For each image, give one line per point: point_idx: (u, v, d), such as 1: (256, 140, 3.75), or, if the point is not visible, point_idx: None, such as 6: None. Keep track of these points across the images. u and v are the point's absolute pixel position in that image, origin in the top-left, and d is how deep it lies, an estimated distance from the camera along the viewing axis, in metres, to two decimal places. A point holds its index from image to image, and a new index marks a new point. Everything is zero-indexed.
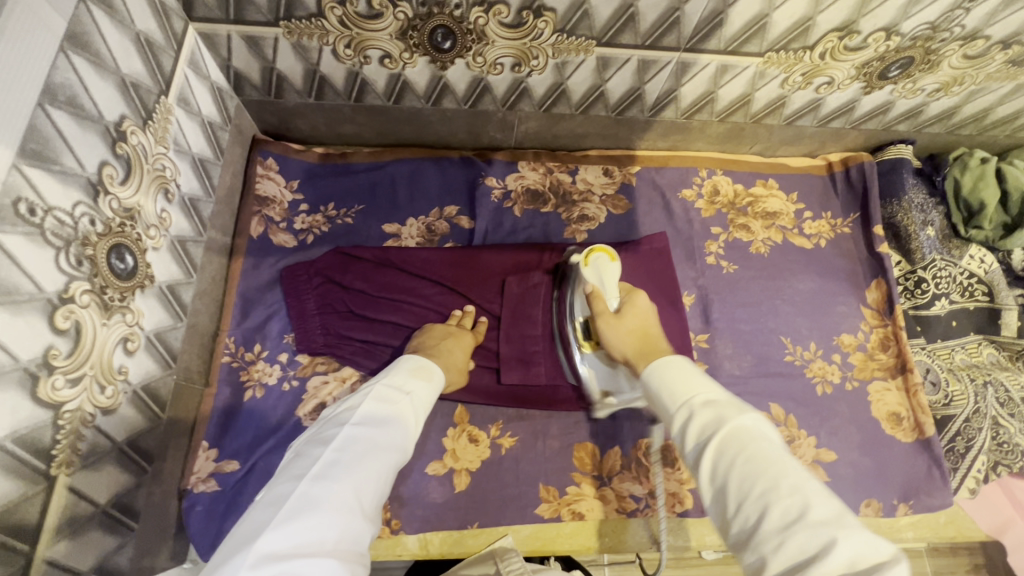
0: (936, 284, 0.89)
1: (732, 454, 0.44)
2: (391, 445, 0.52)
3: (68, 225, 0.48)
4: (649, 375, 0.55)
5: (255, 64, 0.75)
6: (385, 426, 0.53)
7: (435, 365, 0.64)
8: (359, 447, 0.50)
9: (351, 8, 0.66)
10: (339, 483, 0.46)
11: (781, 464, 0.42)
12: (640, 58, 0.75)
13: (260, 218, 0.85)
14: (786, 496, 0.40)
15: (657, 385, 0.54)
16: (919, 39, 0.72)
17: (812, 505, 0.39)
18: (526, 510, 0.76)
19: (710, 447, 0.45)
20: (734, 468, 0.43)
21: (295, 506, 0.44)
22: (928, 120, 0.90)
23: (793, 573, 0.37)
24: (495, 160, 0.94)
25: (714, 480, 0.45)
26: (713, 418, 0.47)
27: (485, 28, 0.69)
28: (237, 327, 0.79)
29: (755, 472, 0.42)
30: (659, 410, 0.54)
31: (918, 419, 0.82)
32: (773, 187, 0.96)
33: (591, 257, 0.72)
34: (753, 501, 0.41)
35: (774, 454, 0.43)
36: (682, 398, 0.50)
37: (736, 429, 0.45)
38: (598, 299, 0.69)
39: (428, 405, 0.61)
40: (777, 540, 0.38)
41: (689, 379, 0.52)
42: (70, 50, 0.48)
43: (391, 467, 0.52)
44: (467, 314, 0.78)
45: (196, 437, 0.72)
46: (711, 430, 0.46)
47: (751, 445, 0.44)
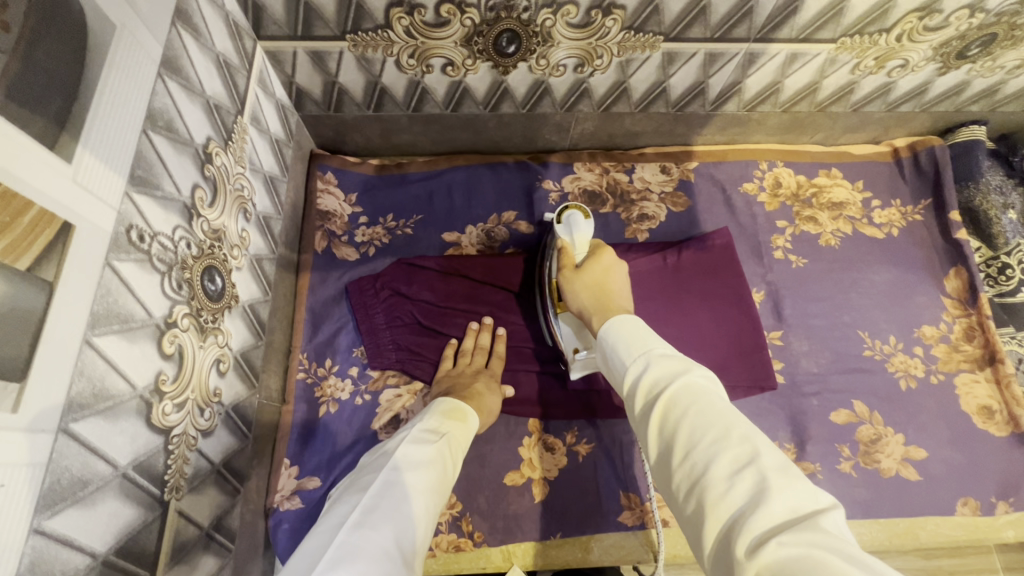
0: (1022, 270, 0.85)
1: (682, 406, 0.41)
2: (429, 490, 0.51)
3: (171, 250, 0.48)
4: (604, 337, 0.53)
5: (319, 79, 0.75)
6: (423, 468, 0.52)
7: (469, 408, 0.65)
8: (397, 492, 0.49)
9: (418, 18, 0.65)
10: (383, 527, 0.44)
11: (727, 416, 0.40)
12: (707, 52, 0.73)
13: (323, 232, 0.85)
14: (734, 444, 0.38)
15: (617, 340, 0.51)
16: (1004, 15, 0.69)
17: (760, 453, 0.37)
18: (609, 519, 0.74)
19: (658, 403, 0.43)
20: (682, 421, 0.41)
21: (336, 552, 0.42)
22: (1004, 99, 0.86)
23: (733, 523, 0.35)
24: (550, 163, 0.93)
25: (659, 435, 0.42)
26: (670, 372, 0.45)
27: (552, 29, 0.68)
28: (309, 342, 0.79)
29: (702, 423, 0.40)
30: (613, 368, 0.51)
31: (1012, 411, 0.79)
32: (838, 176, 0.93)
33: (563, 211, 0.70)
34: (699, 452, 0.39)
35: (721, 405, 0.41)
36: (638, 352, 0.48)
37: (688, 384, 0.43)
38: (564, 254, 0.68)
39: (464, 448, 0.60)
40: (722, 486, 0.36)
41: (646, 335, 0.50)
42: (167, 76, 0.48)
43: (432, 510, 0.50)
44: (483, 331, 0.77)
45: (277, 454, 0.72)
46: (662, 384, 0.44)
47: (702, 398, 0.41)
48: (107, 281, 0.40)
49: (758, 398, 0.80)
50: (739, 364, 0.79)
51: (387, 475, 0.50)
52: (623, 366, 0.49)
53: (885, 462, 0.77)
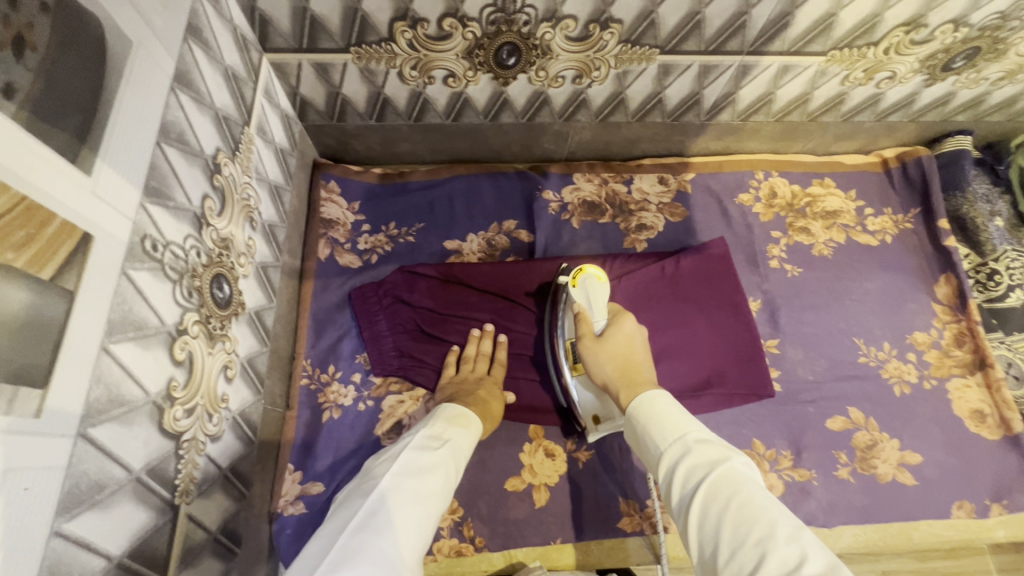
0: (1010, 276, 0.87)
1: (723, 498, 0.43)
2: (431, 496, 0.52)
3: (181, 258, 0.49)
4: (633, 416, 0.56)
5: (323, 90, 0.77)
6: (425, 475, 0.53)
7: (472, 413, 0.65)
8: (398, 499, 0.49)
9: (421, 31, 0.67)
10: (381, 535, 0.46)
11: (772, 513, 0.41)
12: (701, 64, 0.75)
13: (326, 240, 0.86)
14: (783, 545, 0.39)
15: (648, 422, 0.54)
16: (987, 29, 0.71)
17: (810, 556, 0.37)
18: (609, 524, 0.75)
19: (699, 489, 0.45)
20: (725, 514, 0.43)
21: (334, 559, 0.43)
22: (989, 109, 0.89)
23: None
24: (550, 173, 0.94)
25: (702, 528, 0.44)
26: (709, 457, 0.47)
27: (551, 42, 0.70)
28: (312, 349, 0.80)
29: (747, 519, 0.41)
30: (650, 452, 0.53)
31: (1004, 415, 0.81)
32: (830, 186, 0.95)
33: (579, 278, 0.71)
34: (746, 550, 0.40)
35: (764, 501, 0.42)
36: (673, 436, 0.51)
37: (726, 472, 0.45)
38: (583, 321, 0.69)
39: (467, 453, 0.61)
40: None
41: (682, 419, 0.52)
42: (179, 89, 0.50)
43: (432, 516, 0.51)
44: (482, 339, 0.78)
45: (281, 460, 0.72)
46: (701, 471, 0.46)
47: (743, 489, 0.43)
48: (123, 289, 0.41)
49: (755, 403, 0.81)
50: (735, 369, 0.81)
51: (389, 481, 0.51)
52: (659, 451, 0.51)
53: (881, 468, 0.79)
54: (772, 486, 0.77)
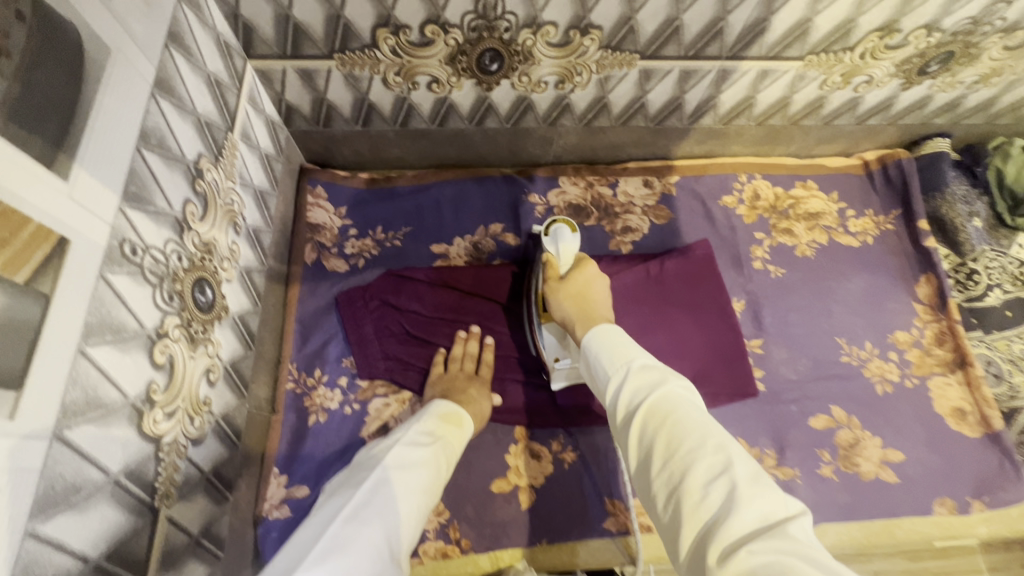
0: (988, 276, 0.89)
1: (661, 417, 0.46)
2: (422, 489, 0.54)
3: (162, 262, 0.50)
4: (586, 346, 0.58)
5: (308, 96, 0.77)
6: (417, 470, 0.55)
7: (466, 413, 0.67)
8: (388, 493, 0.51)
9: (403, 38, 0.68)
10: (370, 526, 0.48)
11: (705, 428, 0.45)
12: (681, 69, 0.76)
13: (313, 245, 0.87)
14: (710, 453, 0.42)
15: (600, 352, 0.56)
16: (960, 33, 0.73)
17: (734, 462, 0.42)
18: (593, 525, 0.75)
19: (639, 411, 0.48)
20: (660, 429, 0.46)
21: (324, 548, 0.45)
22: (966, 112, 0.90)
23: (707, 526, 0.39)
24: (536, 176, 0.95)
25: (639, 441, 0.47)
26: (650, 382, 0.50)
27: (532, 48, 0.71)
28: (298, 353, 0.80)
29: (679, 433, 0.45)
30: (597, 378, 0.56)
31: (983, 412, 0.82)
32: (813, 188, 0.97)
33: (552, 226, 0.72)
34: (677, 459, 0.44)
35: (697, 416, 0.46)
36: (620, 362, 0.53)
37: (666, 395, 0.48)
38: (550, 267, 0.70)
39: (458, 449, 0.63)
40: (699, 493, 0.41)
41: (628, 348, 0.55)
42: (160, 96, 0.50)
43: (422, 509, 0.53)
44: (470, 340, 0.80)
45: (267, 463, 0.72)
46: (643, 394, 0.49)
47: (679, 408, 0.46)
48: (101, 293, 0.41)
49: (739, 403, 0.82)
50: (718, 370, 0.82)
51: (381, 473, 0.53)
52: (606, 376, 0.54)
53: (864, 466, 0.80)
54: None
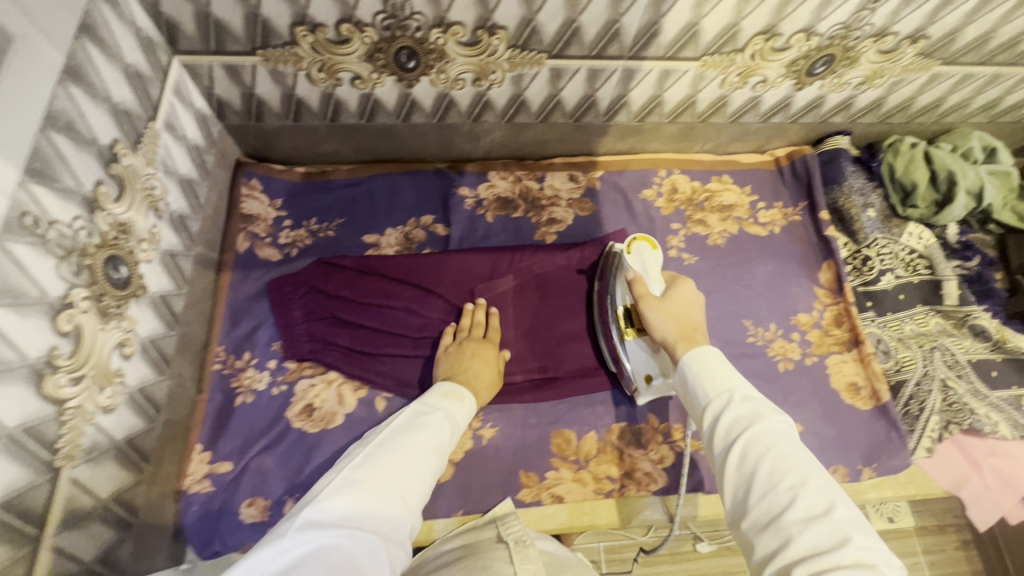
0: (881, 261, 0.96)
1: (764, 449, 0.51)
2: (431, 447, 0.58)
3: (68, 236, 0.53)
4: (684, 365, 0.63)
5: (236, 91, 0.81)
6: (425, 429, 0.60)
7: (465, 390, 0.71)
8: (398, 448, 0.56)
9: (321, 35, 0.72)
10: (382, 473, 0.53)
11: (806, 468, 0.50)
12: (588, 68, 0.82)
13: (245, 234, 0.90)
14: (814, 494, 0.48)
15: (698, 374, 0.61)
16: (835, 38, 0.80)
17: (837, 506, 0.47)
18: (508, 496, 0.80)
19: (739, 441, 0.53)
20: (763, 461, 0.51)
21: (338, 486, 0.50)
22: (859, 112, 0.98)
23: (808, 556, 0.44)
24: (466, 171, 1.00)
25: (737, 470, 0.52)
26: (750, 413, 0.55)
27: (445, 47, 0.76)
28: (226, 336, 0.83)
29: (782, 468, 0.50)
30: (693, 399, 0.61)
31: (874, 386, 0.88)
32: (727, 182, 1.04)
33: (634, 245, 0.80)
34: (780, 492, 0.49)
35: (798, 456, 0.51)
36: (723, 388, 0.58)
37: (767, 428, 0.53)
38: (639, 285, 0.76)
39: (462, 423, 0.67)
40: (798, 526, 0.46)
41: (728, 375, 0.60)
42: (69, 83, 0.54)
43: (433, 466, 0.57)
44: (477, 311, 0.84)
45: (190, 440, 0.75)
46: (744, 423, 0.54)
47: (780, 445, 0.51)
48: None
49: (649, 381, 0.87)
50: None
51: (393, 432, 0.58)
52: (705, 399, 0.59)
53: None
54: (662, 457, 0.83)
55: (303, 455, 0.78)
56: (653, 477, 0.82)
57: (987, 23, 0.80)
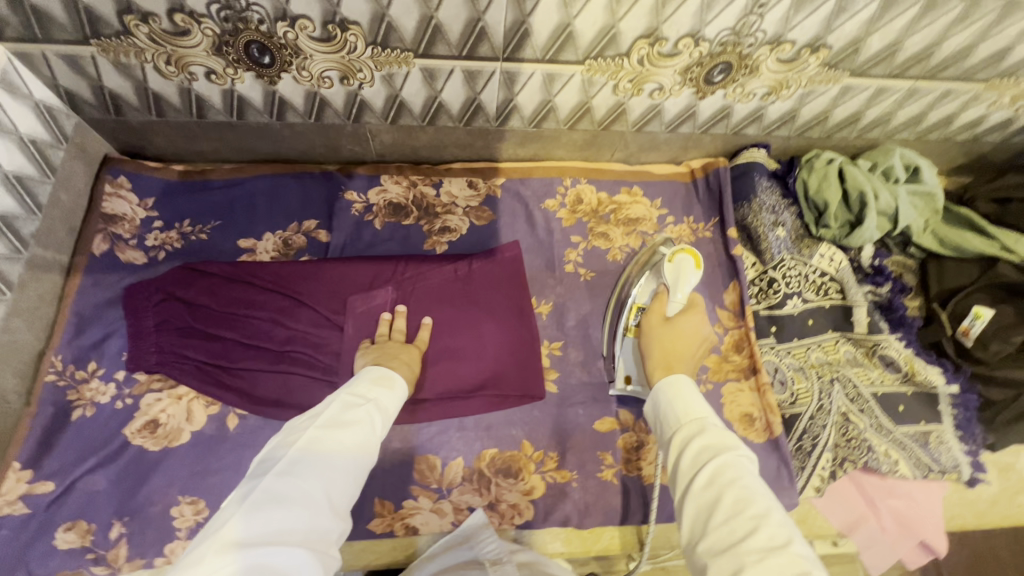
0: (787, 284, 0.90)
1: (730, 478, 0.49)
2: (358, 446, 0.54)
3: None
4: (654, 393, 0.62)
5: (84, 83, 0.76)
6: (353, 426, 0.55)
7: (397, 375, 0.67)
8: (325, 450, 0.52)
9: (155, 26, 0.67)
10: (304, 480, 0.49)
11: (768, 500, 0.48)
12: (463, 69, 0.76)
13: (105, 235, 0.84)
14: (776, 527, 0.45)
15: (669, 399, 0.59)
16: (726, 44, 0.74)
17: (797, 541, 0.44)
18: (358, 525, 0.75)
19: (709, 467, 0.51)
20: (729, 492, 0.48)
21: (258, 499, 0.46)
22: (773, 124, 0.92)
23: None
24: (356, 174, 0.95)
25: (701, 495, 0.50)
26: (720, 441, 0.53)
27: (297, 42, 0.70)
28: (67, 345, 0.78)
29: (747, 499, 0.47)
30: (662, 423, 0.59)
31: (768, 419, 0.82)
32: (637, 194, 0.98)
33: (678, 256, 0.74)
34: (743, 520, 0.46)
35: (760, 488, 0.49)
36: (693, 416, 0.56)
37: (734, 459, 0.51)
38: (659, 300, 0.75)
39: (392, 411, 0.63)
40: (757, 559, 0.43)
41: (698, 404, 0.58)
42: None
43: (361, 466, 0.54)
44: (398, 316, 0.79)
45: (9, 457, 0.71)
46: (712, 451, 0.52)
47: (747, 476, 0.49)
48: None
49: (526, 406, 0.82)
50: (512, 371, 0.82)
51: (319, 428, 0.53)
52: (677, 424, 0.57)
53: (646, 469, 0.80)
54: (531, 487, 0.77)
55: (137, 478, 0.73)
56: (519, 510, 0.77)
57: (890, 34, 0.74)
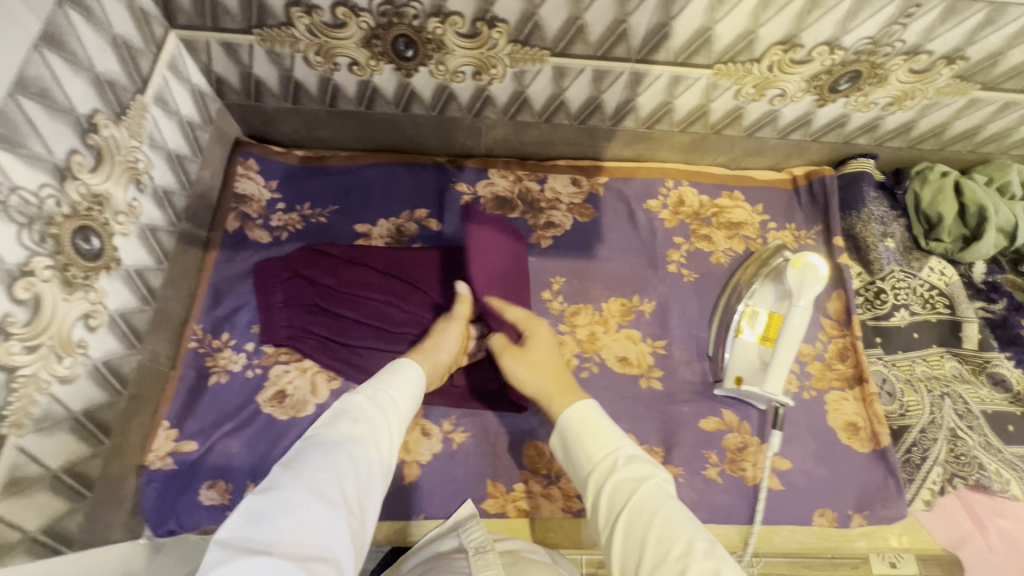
0: (895, 295, 0.90)
1: (650, 517, 0.50)
2: (355, 442, 0.51)
3: (33, 204, 0.53)
4: (563, 429, 0.60)
5: (234, 69, 0.80)
6: (346, 424, 0.52)
7: (403, 364, 0.63)
8: (311, 452, 0.49)
9: (317, 18, 0.72)
10: (289, 484, 0.45)
11: (691, 531, 0.48)
12: (593, 69, 0.78)
13: (237, 214, 0.89)
14: (701, 561, 0.45)
15: (581, 433, 0.58)
16: (862, 53, 0.74)
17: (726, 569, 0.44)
18: (472, 504, 0.77)
19: (628, 506, 0.51)
20: (652, 531, 0.49)
21: (241, 514, 0.43)
22: (887, 134, 0.92)
23: None
24: (466, 166, 0.98)
25: (625, 540, 0.50)
26: (637, 472, 0.54)
27: (443, 38, 0.74)
28: (206, 315, 0.83)
29: (670, 536, 0.48)
30: (575, 462, 0.59)
31: (874, 429, 0.82)
32: (738, 199, 0.98)
33: (803, 261, 0.76)
34: (671, 562, 0.46)
35: (682, 517, 0.49)
36: (606, 450, 0.56)
37: (652, 490, 0.51)
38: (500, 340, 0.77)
39: (402, 402, 0.59)
40: None
41: (612, 432, 0.58)
42: (46, 50, 0.53)
43: (363, 462, 0.50)
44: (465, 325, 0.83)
45: (158, 416, 0.75)
46: (630, 484, 0.53)
47: (665, 508, 0.50)
48: None
49: (627, 401, 0.84)
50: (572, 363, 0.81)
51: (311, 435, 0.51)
52: (590, 462, 0.56)
53: (750, 470, 0.80)
54: None
55: (270, 443, 0.76)
56: None
57: None
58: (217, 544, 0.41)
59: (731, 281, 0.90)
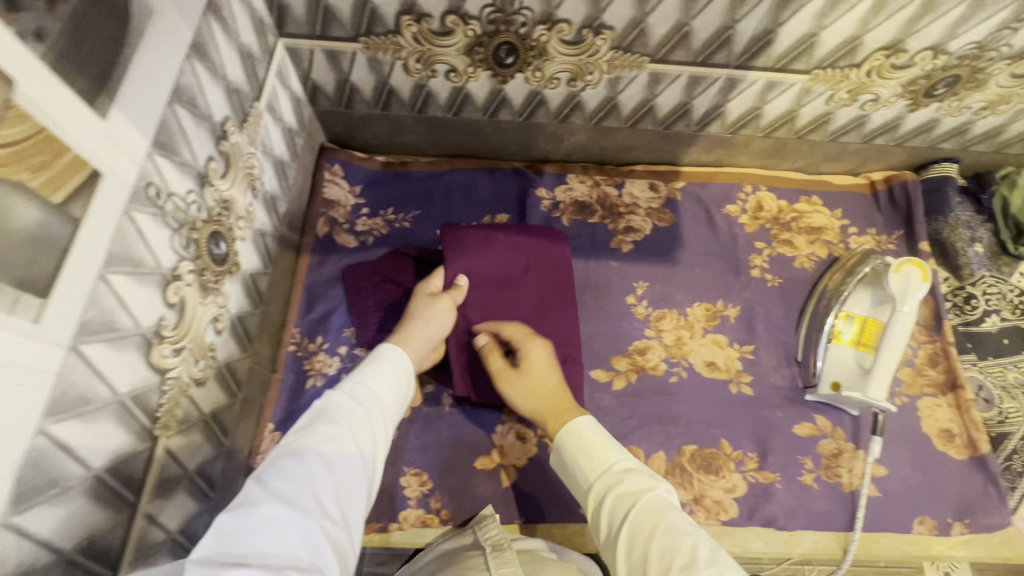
0: (985, 301, 0.90)
1: (651, 530, 0.49)
2: (335, 444, 0.52)
3: (182, 210, 0.54)
4: (558, 447, 0.60)
5: (332, 77, 0.82)
6: (327, 426, 0.53)
7: (387, 355, 0.63)
8: (291, 459, 0.50)
9: (425, 26, 0.72)
10: (269, 495, 0.46)
11: (691, 541, 0.48)
12: (690, 75, 0.79)
13: (326, 219, 0.91)
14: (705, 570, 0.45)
15: (577, 451, 0.58)
16: (965, 57, 0.74)
17: None
18: (570, 509, 0.77)
19: (627, 521, 0.51)
20: (653, 544, 0.48)
21: (224, 526, 0.44)
22: (974, 138, 0.92)
23: None
24: (545, 171, 0.98)
25: (630, 558, 0.50)
26: (635, 485, 0.53)
27: (546, 44, 0.74)
28: (302, 318, 0.84)
29: (672, 549, 0.47)
30: (574, 478, 0.59)
31: (972, 435, 0.82)
32: (817, 203, 0.98)
33: (904, 266, 0.77)
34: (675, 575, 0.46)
35: (682, 526, 0.49)
36: (603, 466, 0.56)
37: (651, 502, 0.51)
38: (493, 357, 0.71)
39: (384, 395, 0.59)
40: None
41: (607, 447, 0.58)
42: (196, 60, 0.55)
43: (343, 462, 0.51)
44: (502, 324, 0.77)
45: (263, 418, 0.76)
46: (629, 499, 0.52)
47: (665, 520, 0.49)
48: (125, 228, 0.46)
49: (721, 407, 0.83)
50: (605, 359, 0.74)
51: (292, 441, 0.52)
52: (588, 478, 0.57)
53: (846, 476, 0.80)
54: (734, 486, 0.78)
55: None
56: (724, 506, 0.77)
57: None
58: (193, 562, 0.42)
59: (817, 288, 0.90)
